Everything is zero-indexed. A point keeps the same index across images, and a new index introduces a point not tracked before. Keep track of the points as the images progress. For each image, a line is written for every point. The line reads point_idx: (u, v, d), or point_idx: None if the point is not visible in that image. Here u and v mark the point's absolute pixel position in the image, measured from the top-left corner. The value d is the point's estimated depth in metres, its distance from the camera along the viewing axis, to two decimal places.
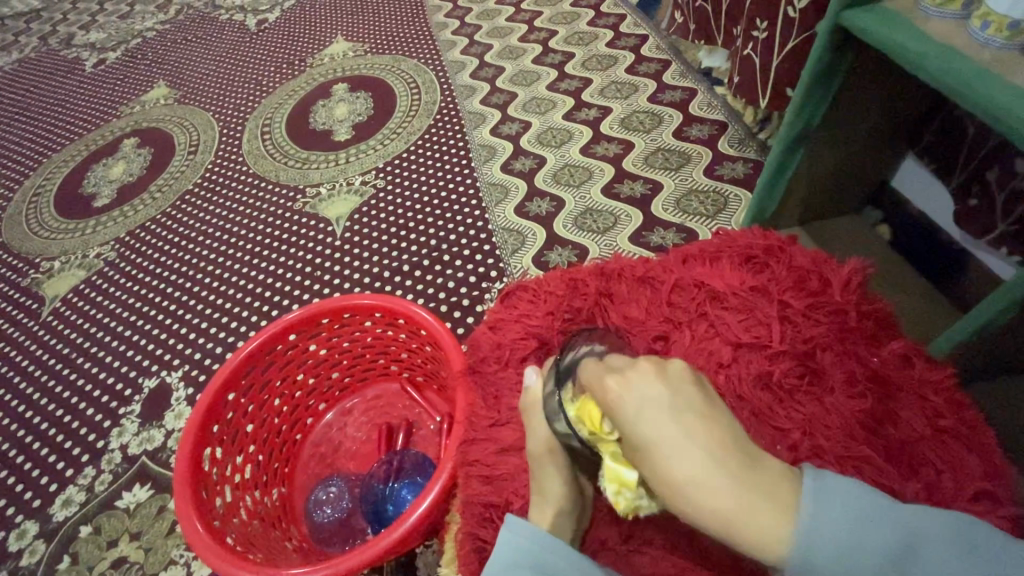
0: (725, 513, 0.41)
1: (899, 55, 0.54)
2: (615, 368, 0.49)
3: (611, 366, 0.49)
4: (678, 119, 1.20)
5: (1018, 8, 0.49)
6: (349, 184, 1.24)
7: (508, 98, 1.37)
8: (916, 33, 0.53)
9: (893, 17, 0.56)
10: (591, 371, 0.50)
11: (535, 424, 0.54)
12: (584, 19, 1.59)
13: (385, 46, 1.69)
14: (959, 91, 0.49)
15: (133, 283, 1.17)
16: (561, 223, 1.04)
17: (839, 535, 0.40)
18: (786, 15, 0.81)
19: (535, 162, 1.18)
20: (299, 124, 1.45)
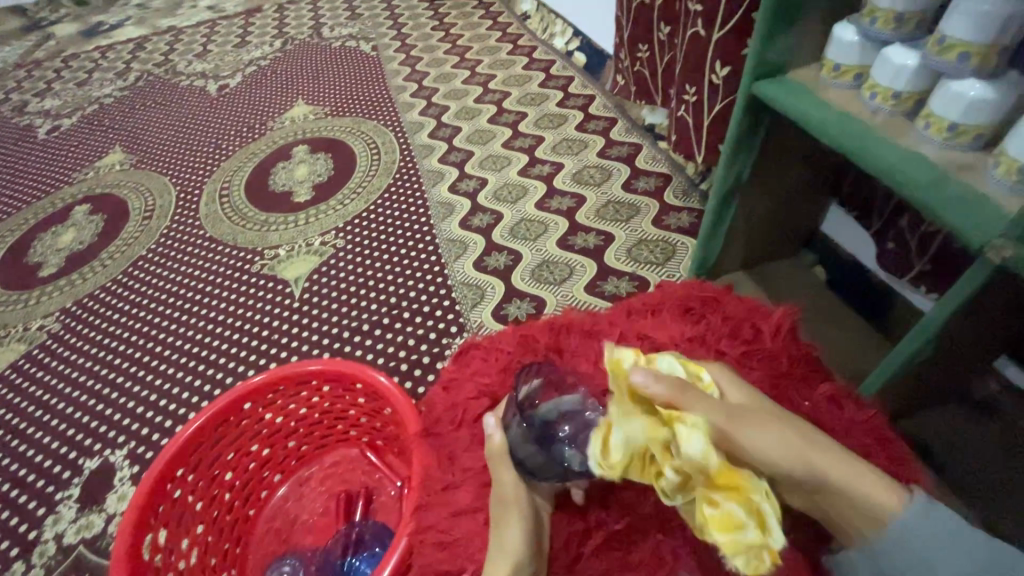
0: (854, 492, 0.46)
1: (804, 121, 0.59)
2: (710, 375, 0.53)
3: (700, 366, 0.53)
4: (626, 173, 1.27)
5: (898, 80, 0.54)
6: (307, 244, 1.24)
7: (465, 156, 1.42)
8: (816, 103, 0.60)
9: (797, 88, 0.62)
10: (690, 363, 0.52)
11: (501, 473, 0.54)
12: (535, 81, 1.69)
13: (345, 109, 1.74)
14: (855, 152, 0.54)
15: (76, 355, 1.12)
16: (518, 276, 1.07)
17: (924, 551, 0.46)
18: (710, 81, 0.89)
19: (493, 217, 1.21)
20: (257, 186, 1.47)
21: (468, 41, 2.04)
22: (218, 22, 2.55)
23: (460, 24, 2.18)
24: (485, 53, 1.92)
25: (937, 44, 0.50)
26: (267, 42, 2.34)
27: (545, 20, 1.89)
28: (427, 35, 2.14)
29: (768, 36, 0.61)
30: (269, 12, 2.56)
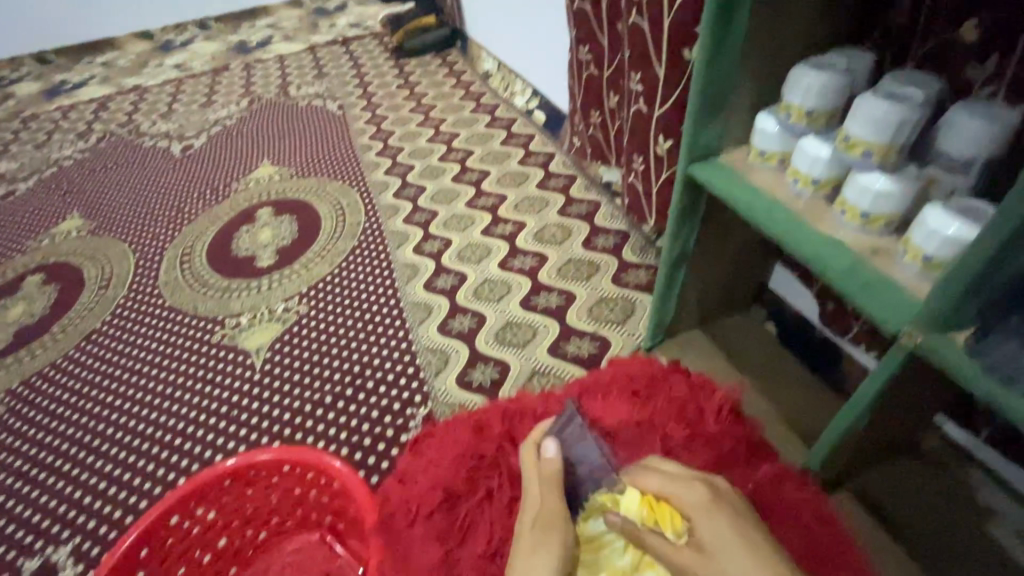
0: None
1: (735, 204, 0.63)
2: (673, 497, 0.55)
3: (672, 484, 0.56)
4: (586, 230, 1.31)
5: (816, 168, 0.59)
6: (270, 311, 1.23)
7: (429, 216, 1.45)
8: (745, 186, 0.64)
9: (728, 172, 0.66)
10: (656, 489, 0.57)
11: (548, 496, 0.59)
12: (497, 139, 1.75)
13: (310, 169, 1.76)
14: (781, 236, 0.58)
15: (22, 440, 1.07)
16: (482, 339, 1.08)
17: None
18: (655, 152, 0.94)
19: (457, 279, 1.23)
20: (220, 251, 1.46)
21: (432, 99, 2.10)
22: (184, 81, 2.57)
23: (425, 83, 2.25)
24: (449, 112, 1.98)
25: (843, 141, 0.54)
26: (233, 101, 2.37)
27: (506, 80, 1.97)
28: (393, 94, 2.20)
29: (697, 126, 0.65)
30: (236, 71, 2.60)
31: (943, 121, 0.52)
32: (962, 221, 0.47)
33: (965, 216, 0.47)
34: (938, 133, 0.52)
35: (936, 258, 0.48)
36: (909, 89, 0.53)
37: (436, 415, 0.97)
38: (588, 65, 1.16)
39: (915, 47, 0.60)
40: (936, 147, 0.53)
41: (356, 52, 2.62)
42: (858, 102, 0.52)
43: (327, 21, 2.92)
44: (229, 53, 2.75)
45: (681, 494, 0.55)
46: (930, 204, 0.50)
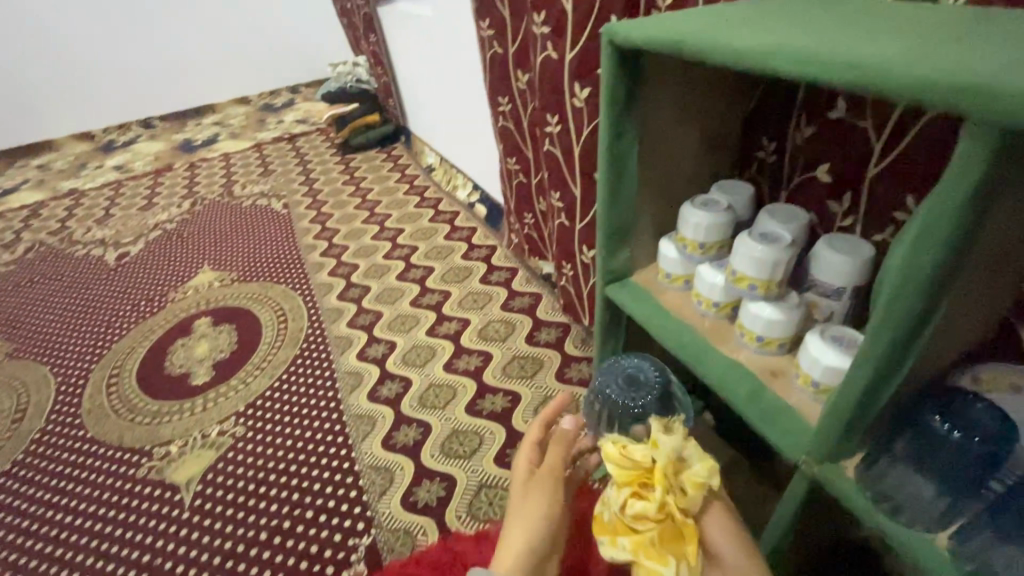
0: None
1: (649, 325, 0.67)
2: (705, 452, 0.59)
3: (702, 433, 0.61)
4: (529, 324, 1.34)
5: (714, 292, 0.63)
6: (203, 436, 1.17)
7: (373, 318, 1.45)
8: (657, 308, 0.68)
9: (640, 293, 0.71)
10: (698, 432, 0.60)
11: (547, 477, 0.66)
12: (440, 233, 1.80)
13: (253, 272, 1.74)
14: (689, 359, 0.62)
15: None
16: (427, 452, 1.06)
17: None
18: (582, 260, 0.99)
19: (401, 386, 1.22)
20: (152, 369, 1.39)
21: (377, 194, 2.16)
22: (124, 183, 2.54)
23: (370, 178, 2.31)
24: (394, 207, 2.03)
25: (731, 275, 0.59)
26: (175, 202, 2.35)
27: (448, 174, 2.06)
28: (338, 191, 2.24)
29: (607, 255, 0.70)
30: (179, 171, 2.60)
31: (812, 254, 0.57)
32: (840, 352, 0.51)
33: (840, 345, 0.52)
34: (810, 265, 0.58)
35: (824, 384, 0.52)
36: (780, 226, 0.59)
37: (379, 543, 0.93)
38: (517, 173, 1.23)
39: (785, 180, 0.67)
40: (811, 278, 0.58)
41: (302, 148, 2.69)
42: (738, 243, 0.58)
43: (274, 118, 2.99)
44: (173, 152, 2.76)
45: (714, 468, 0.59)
46: (811, 331, 0.54)
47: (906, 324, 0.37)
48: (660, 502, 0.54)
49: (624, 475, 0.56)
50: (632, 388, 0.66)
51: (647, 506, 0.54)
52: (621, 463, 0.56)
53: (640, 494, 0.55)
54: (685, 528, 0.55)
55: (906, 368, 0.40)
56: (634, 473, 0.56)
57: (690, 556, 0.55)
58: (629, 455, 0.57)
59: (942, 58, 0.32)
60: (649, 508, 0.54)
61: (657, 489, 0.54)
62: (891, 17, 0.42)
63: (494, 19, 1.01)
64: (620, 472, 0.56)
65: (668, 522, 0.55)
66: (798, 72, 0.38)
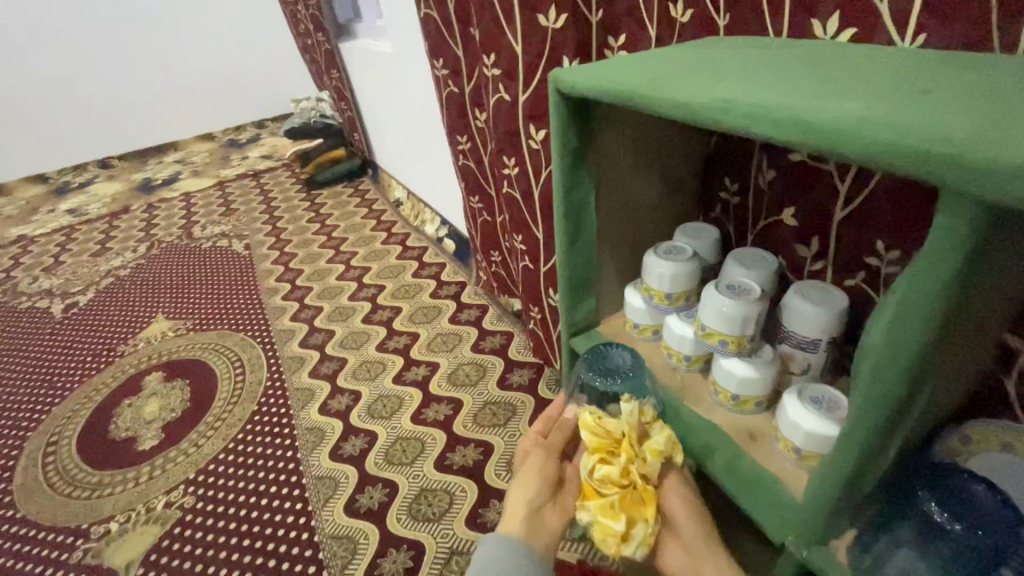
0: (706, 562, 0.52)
1: None
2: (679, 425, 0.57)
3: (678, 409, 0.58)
4: (500, 366, 1.28)
5: (682, 345, 0.59)
6: (148, 510, 1.07)
7: (337, 367, 1.37)
8: None
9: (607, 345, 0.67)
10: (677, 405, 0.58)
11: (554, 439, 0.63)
12: (409, 270, 1.74)
13: (210, 319, 1.65)
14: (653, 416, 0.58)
15: None
16: (394, 516, 0.99)
17: None
18: (549, 303, 0.94)
19: (366, 441, 1.14)
20: (95, 434, 1.28)
21: (342, 231, 2.09)
22: (77, 227, 2.42)
23: (336, 214, 2.25)
24: (360, 244, 1.97)
25: (700, 329, 0.55)
26: (130, 246, 2.24)
27: (416, 209, 2.01)
28: (303, 229, 2.17)
29: (570, 307, 0.66)
30: (137, 213, 2.49)
31: (783, 303, 0.54)
32: (821, 416, 0.46)
33: (820, 408, 0.47)
34: (782, 316, 0.54)
35: (806, 450, 0.47)
36: (748, 275, 0.56)
37: None
38: (480, 212, 1.19)
39: (751, 223, 0.64)
40: (785, 329, 0.54)
41: (266, 185, 2.61)
42: (705, 295, 0.54)
43: (238, 154, 2.91)
44: (131, 193, 2.65)
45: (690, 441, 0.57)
46: (789, 390, 0.50)
47: (890, 408, 0.32)
48: (624, 467, 0.51)
49: (593, 441, 0.53)
50: (601, 372, 0.60)
51: (612, 470, 0.51)
52: (591, 429, 0.53)
53: (605, 461, 0.52)
54: (647, 495, 0.51)
55: (891, 452, 0.35)
56: (603, 440, 0.53)
57: (651, 524, 0.51)
58: (601, 423, 0.54)
59: (907, 118, 0.29)
60: (613, 471, 0.51)
61: (622, 454, 0.52)
62: (844, 63, 0.40)
63: (447, 58, 0.98)
64: (589, 436, 0.53)
65: (632, 491, 0.51)
66: (753, 128, 0.35)
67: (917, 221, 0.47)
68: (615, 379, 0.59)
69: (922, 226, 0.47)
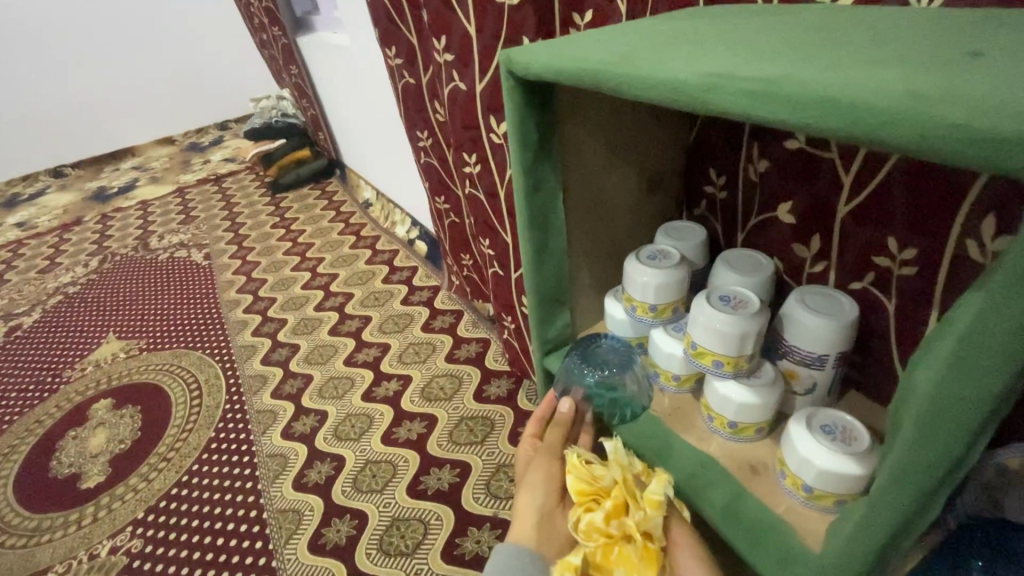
0: None
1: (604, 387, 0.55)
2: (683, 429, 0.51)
3: (674, 416, 0.52)
4: (477, 377, 1.20)
5: (672, 364, 0.52)
6: (91, 557, 0.97)
7: (302, 384, 1.27)
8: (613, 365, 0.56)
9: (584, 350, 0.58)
10: (678, 413, 0.52)
11: (551, 434, 0.57)
12: (379, 276, 1.64)
13: (165, 338, 1.54)
14: (629, 435, 0.52)
15: None
16: (363, 551, 0.90)
17: None
18: (523, 312, 0.86)
19: (333, 467, 1.06)
20: (33, 473, 1.17)
21: (309, 236, 1.97)
22: (24, 242, 2.26)
23: (303, 218, 2.13)
24: (327, 249, 1.86)
25: (691, 347, 0.48)
26: (82, 260, 2.09)
27: (385, 210, 1.90)
28: (267, 235, 2.05)
29: (541, 324, 0.58)
30: (90, 224, 2.33)
31: (783, 314, 0.47)
32: (831, 449, 0.39)
33: (835, 440, 0.40)
34: (783, 329, 0.47)
35: (819, 489, 0.40)
36: (741, 284, 0.49)
37: None
38: (447, 214, 1.10)
39: (740, 221, 0.57)
40: (788, 344, 0.47)
41: (229, 190, 2.48)
42: (694, 309, 0.47)
43: (200, 158, 2.76)
44: (85, 203, 2.49)
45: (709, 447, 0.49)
46: (795, 416, 0.43)
47: (944, 471, 0.26)
48: (609, 516, 0.49)
49: (580, 488, 0.52)
50: (593, 365, 0.56)
51: (594, 518, 0.49)
52: (576, 474, 0.52)
53: (589, 510, 0.51)
54: (640, 550, 0.48)
55: (936, 516, 0.29)
56: (590, 486, 0.51)
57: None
58: (589, 469, 0.52)
59: (964, 89, 0.22)
60: (596, 520, 0.49)
61: (607, 502, 0.49)
62: (854, 26, 0.33)
63: (400, 46, 0.88)
64: (575, 481, 0.52)
65: (621, 542, 0.49)
66: (750, 113, 0.27)
67: (937, 216, 0.40)
68: (607, 371, 0.55)
69: (943, 222, 0.40)
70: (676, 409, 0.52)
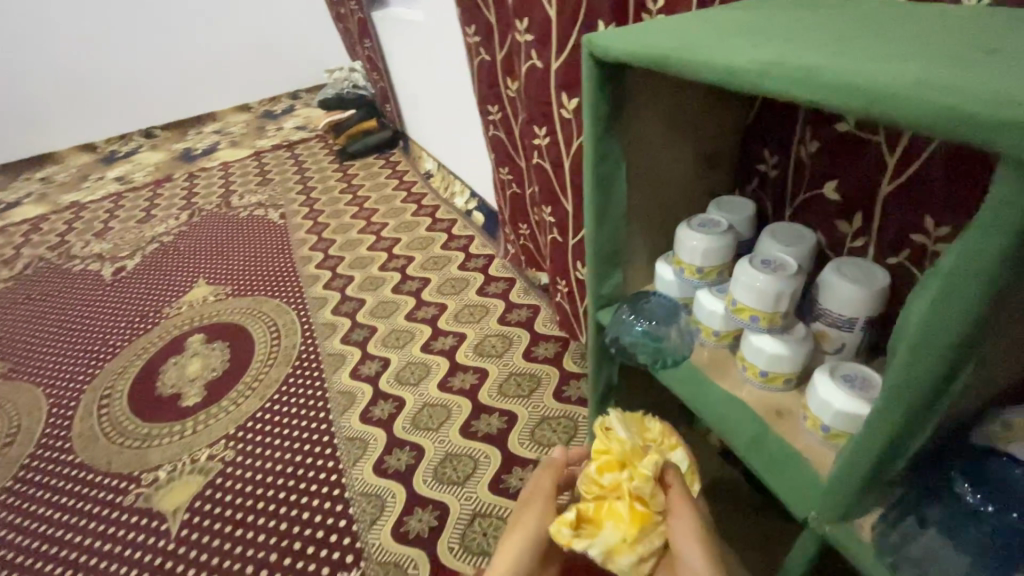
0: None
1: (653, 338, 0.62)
2: (718, 378, 0.57)
3: (712, 368, 0.58)
4: (526, 339, 1.29)
5: (713, 321, 0.58)
6: (192, 461, 1.15)
7: (368, 334, 1.41)
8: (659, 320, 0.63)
9: (634, 306, 0.66)
10: (715, 365, 0.59)
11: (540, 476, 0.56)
12: (437, 242, 1.75)
13: (247, 286, 1.71)
14: (668, 379, 0.59)
15: None
16: (420, 477, 1.03)
17: None
18: (577, 277, 0.95)
19: (394, 406, 1.18)
20: (143, 390, 1.37)
21: (374, 202, 2.11)
22: (124, 195, 2.51)
23: (368, 185, 2.27)
24: (391, 215, 1.99)
25: (732, 305, 0.54)
26: (174, 214, 2.32)
27: (445, 181, 2.00)
28: (335, 200, 2.20)
29: (597, 281, 0.65)
30: (179, 182, 2.57)
31: (819, 281, 0.52)
32: (850, 395, 0.46)
33: (853, 388, 0.47)
34: (818, 293, 0.53)
35: (835, 429, 0.47)
36: (784, 251, 0.54)
37: None
38: (510, 184, 1.18)
39: (789, 198, 0.63)
40: (820, 307, 0.53)
41: (301, 156, 2.65)
42: (737, 271, 0.53)
43: (274, 125, 2.94)
44: (173, 162, 2.72)
45: (743, 392, 0.55)
46: (820, 369, 0.50)
47: (927, 392, 0.32)
48: (603, 469, 0.52)
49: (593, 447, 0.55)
50: (641, 318, 0.64)
51: (591, 469, 0.53)
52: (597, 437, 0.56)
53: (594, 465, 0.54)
54: (629, 509, 0.49)
55: (928, 431, 0.35)
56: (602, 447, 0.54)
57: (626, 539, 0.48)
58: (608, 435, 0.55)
59: (962, 81, 0.28)
60: (591, 471, 0.53)
61: (608, 457, 0.53)
62: (895, 22, 0.38)
63: (479, 25, 0.96)
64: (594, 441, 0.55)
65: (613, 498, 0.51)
66: (794, 93, 0.34)
67: (970, 197, 0.45)
68: (654, 324, 0.63)
69: (974, 203, 0.45)
70: (711, 364, 0.59)
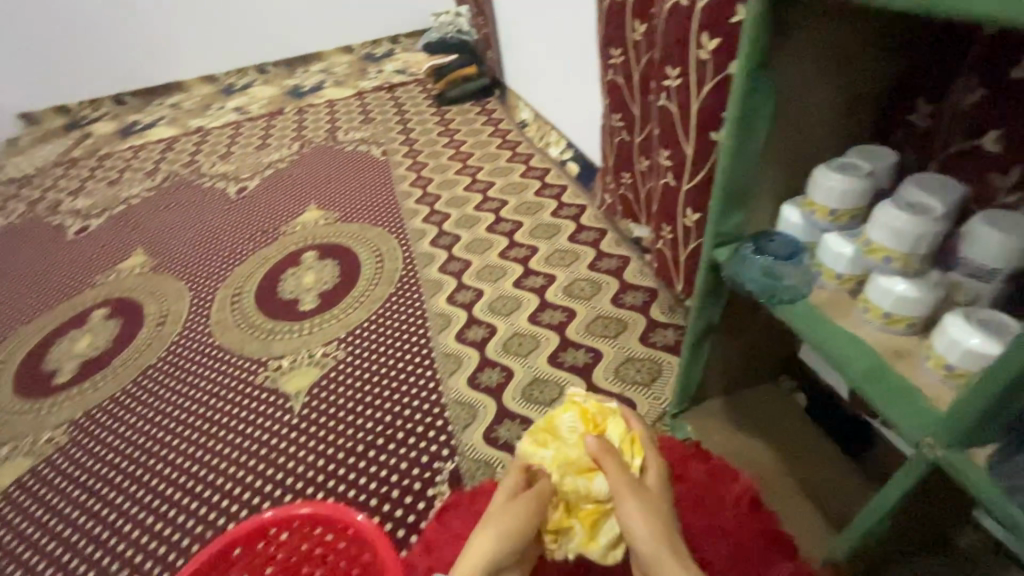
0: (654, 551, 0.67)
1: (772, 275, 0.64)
2: (838, 318, 0.59)
3: (830, 308, 0.60)
4: (615, 286, 1.34)
5: (837, 263, 0.60)
6: (310, 355, 1.32)
7: (463, 266, 1.51)
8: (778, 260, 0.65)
9: (753, 245, 0.68)
10: (835, 306, 0.60)
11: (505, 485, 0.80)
12: (531, 188, 1.80)
13: (353, 214, 1.85)
14: (788, 314, 0.61)
15: (95, 463, 1.22)
16: (510, 395, 1.13)
17: None
18: (683, 223, 0.97)
19: (487, 331, 1.28)
20: (267, 292, 1.56)
21: (470, 147, 2.17)
22: (243, 122, 2.72)
23: (464, 130, 2.33)
24: (486, 160, 2.05)
25: (865, 245, 0.57)
26: (287, 144, 2.51)
27: (542, 130, 2.02)
28: (433, 142, 2.29)
29: (720, 216, 0.68)
30: (289, 114, 2.75)
31: (962, 229, 0.53)
32: (982, 334, 0.48)
33: (987, 330, 0.48)
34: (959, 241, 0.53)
35: (959, 367, 0.49)
36: (927, 198, 0.55)
37: (462, 471, 1.03)
38: (620, 131, 1.20)
39: (940, 148, 0.62)
40: (962, 255, 0.53)
41: (401, 98, 2.75)
42: (879, 211, 0.56)
43: (375, 67, 3.02)
44: (283, 97, 2.88)
45: (863, 332, 0.57)
46: (952, 312, 0.51)
47: None
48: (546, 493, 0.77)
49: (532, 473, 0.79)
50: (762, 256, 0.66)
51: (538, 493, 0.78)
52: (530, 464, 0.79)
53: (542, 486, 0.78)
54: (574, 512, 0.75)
55: None
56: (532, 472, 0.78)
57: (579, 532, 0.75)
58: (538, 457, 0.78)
59: None
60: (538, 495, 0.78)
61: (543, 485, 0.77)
62: None
63: None
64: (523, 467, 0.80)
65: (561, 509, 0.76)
66: None
67: None
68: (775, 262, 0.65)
69: None
70: (828, 305, 0.60)
